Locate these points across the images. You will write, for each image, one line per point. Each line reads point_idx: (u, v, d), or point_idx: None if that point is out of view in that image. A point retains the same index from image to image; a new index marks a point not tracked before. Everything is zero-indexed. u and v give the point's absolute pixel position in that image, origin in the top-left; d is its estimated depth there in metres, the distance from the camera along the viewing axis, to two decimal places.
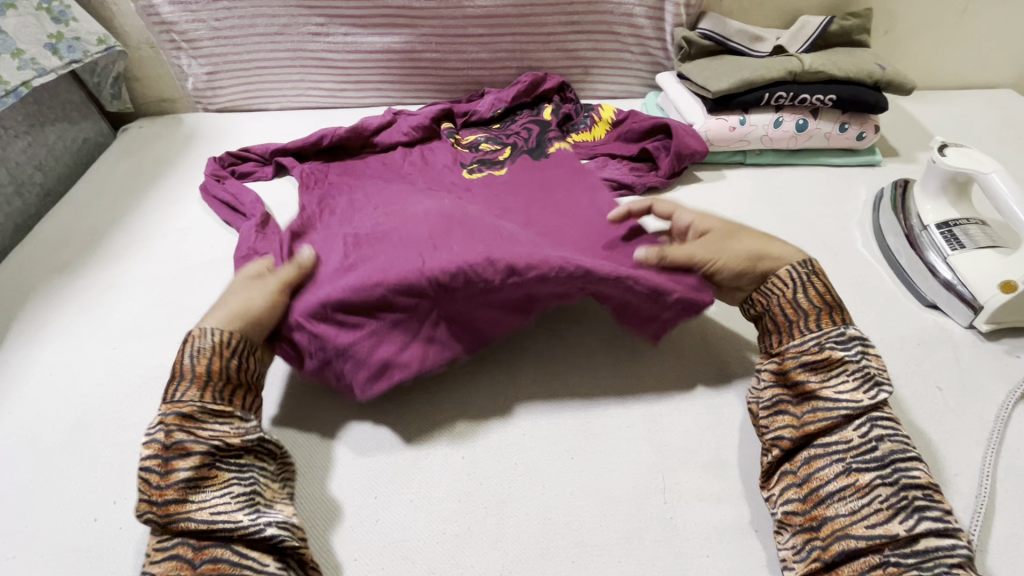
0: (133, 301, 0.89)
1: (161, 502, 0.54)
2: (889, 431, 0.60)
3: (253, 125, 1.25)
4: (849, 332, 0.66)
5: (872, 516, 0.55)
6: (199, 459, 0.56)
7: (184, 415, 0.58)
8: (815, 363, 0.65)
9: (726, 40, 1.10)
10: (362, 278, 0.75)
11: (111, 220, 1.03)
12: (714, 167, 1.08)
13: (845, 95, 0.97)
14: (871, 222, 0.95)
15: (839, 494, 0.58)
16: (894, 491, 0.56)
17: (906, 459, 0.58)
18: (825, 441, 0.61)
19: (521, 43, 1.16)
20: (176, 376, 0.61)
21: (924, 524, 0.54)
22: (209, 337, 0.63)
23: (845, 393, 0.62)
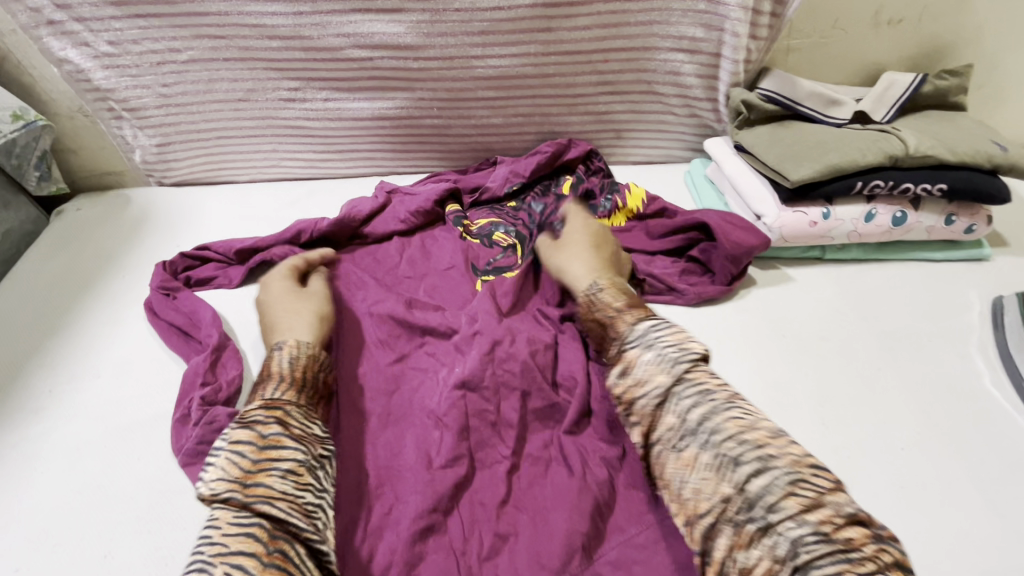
0: (53, 481, 0.68)
1: (249, 484, 0.51)
2: (695, 398, 0.53)
3: (217, 204, 1.03)
4: (639, 325, 0.62)
5: (706, 489, 0.49)
6: (293, 459, 0.55)
7: (282, 414, 0.58)
8: (619, 369, 0.59)
9: (796, 104, 0.90)
10: (378, 505, 0.61)
11: (32, 351, 0.81)
12: (786, 264, 0.87)
13: (959, 184, 0.78)
14: (996, 346, 0.76)
15: (681, 475, 0.51)
16: (715, 453, 0.50)
17: (714, 419, 0.51)
18: (657, 433, 0.54)
19: (541, 106, 0.95)
20: (265, 377, 0.63)
21: (745, 472, 0.47)
22: (303, 347, 0.67)
23: (650, 380, 0.56)
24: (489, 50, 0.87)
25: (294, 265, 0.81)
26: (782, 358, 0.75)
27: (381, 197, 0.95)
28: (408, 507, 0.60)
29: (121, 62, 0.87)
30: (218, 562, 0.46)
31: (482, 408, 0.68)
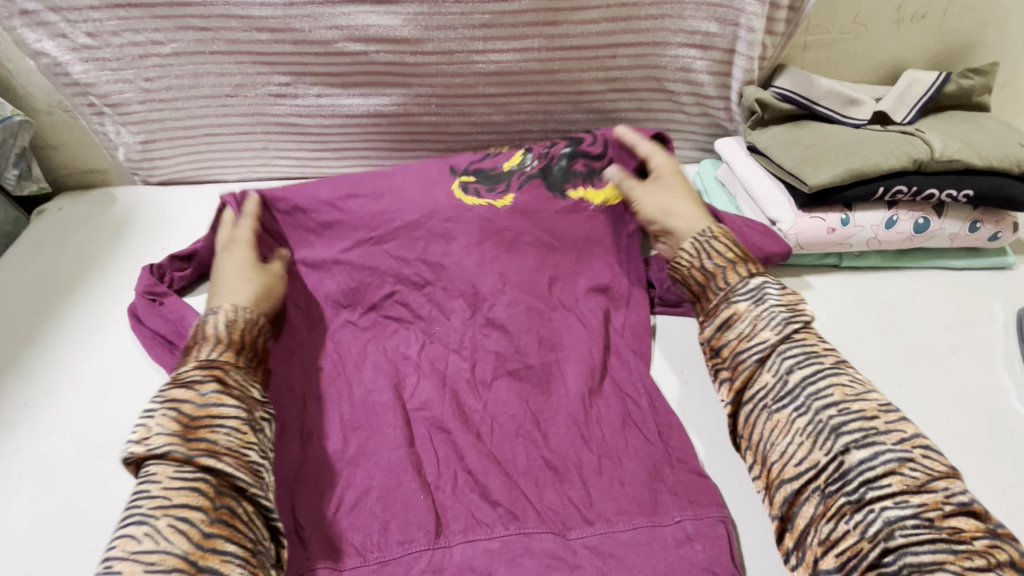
0: (28, 501, 0.64)
1: (192, 439, 0.52)
2: (800, 359, 0.54)
3: (205, 204, 0.99)
4: (757, 279, 0.61)
5: (798, 454, 0.51)
6: (235, 417, 0.55)
7: (220, 374, 0.59)
8: (722, 321, 0.60)
9: (812, 103, 0.85)
10: (358, 439, 0.67)
11: (10, 361, 0.77)
12: (801, 271, 0.83)
13: (986, 190, 0.73)
14: (1022, 361, 0.72)
15: (773, 439, 0.53)
16: (811, 420, 0.51)
17: (819, 384, 0.52)
18: (750, 391, 0.56)
19: (545, 104, 0.90)
20: (201, 340, 0.63)
21: (842, 442, 0.49)
22: (240, 312, 0.66)
23: (756, 338, 0.57)
24: (491, 44, 0.82)
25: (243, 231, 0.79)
26: None
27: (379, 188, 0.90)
28: (383, 440, 0.66)
29: (100, 55, 0.82)
30: (162, 515, 0.47)
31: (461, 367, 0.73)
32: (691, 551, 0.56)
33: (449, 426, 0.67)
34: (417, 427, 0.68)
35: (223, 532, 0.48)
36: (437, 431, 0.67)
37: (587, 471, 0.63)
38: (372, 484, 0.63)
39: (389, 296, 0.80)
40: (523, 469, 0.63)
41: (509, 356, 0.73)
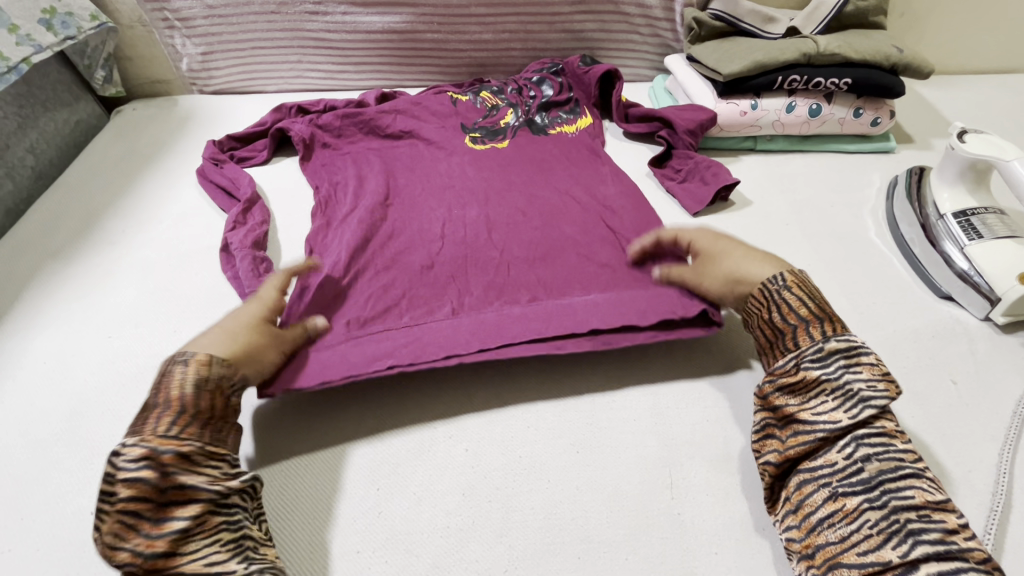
0: (129, 290, 0.86)
1: (148, 553, 0.49)
2: (878, 449, 0.56)
3: (250, 107, 1.22)
4: (830, 346, 0.61)
5: (862, 544, 0.52)
6: (200, 506, 0.52)
7: (176, 454, 0.53)
8: (789, 384, 0.62)
9: (738, 21, 1.06)
10: (390, 280, 0.81)
11: (106, 206, 1.00)
12: (725, 152, 1.04)
13: (862, 79, 0.94)
14: (884, 209, 0.93)
15: (829, 519, 0.54)
16: (884, 515, 0.52)
17: (901, 482, 0.54)
18: (811, 462, 0.58)
19: (525, 23, 1.12)
20: (158, 405, 0.56)
21: (920, 550, 0.49)
22: (212, 365, 0.60)
23: (825, 414, 0.58)
24: None
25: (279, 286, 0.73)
26: (709, 217, 0.93)
27: (403, 104, 1.10)
28: (409, 284, 0.81)
29: None
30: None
31: (479, 232, 0.88)
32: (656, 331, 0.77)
33: (467, 270, 0.83)
34: (441, 271, 0.83)
35: None
36: (457, 274, 0.82)
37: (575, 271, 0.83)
38: (403, 288, 0.80)
39: (412, 170, 1.01)
40: (524, 267, 0.84)
41: (519, 224, 0.90)
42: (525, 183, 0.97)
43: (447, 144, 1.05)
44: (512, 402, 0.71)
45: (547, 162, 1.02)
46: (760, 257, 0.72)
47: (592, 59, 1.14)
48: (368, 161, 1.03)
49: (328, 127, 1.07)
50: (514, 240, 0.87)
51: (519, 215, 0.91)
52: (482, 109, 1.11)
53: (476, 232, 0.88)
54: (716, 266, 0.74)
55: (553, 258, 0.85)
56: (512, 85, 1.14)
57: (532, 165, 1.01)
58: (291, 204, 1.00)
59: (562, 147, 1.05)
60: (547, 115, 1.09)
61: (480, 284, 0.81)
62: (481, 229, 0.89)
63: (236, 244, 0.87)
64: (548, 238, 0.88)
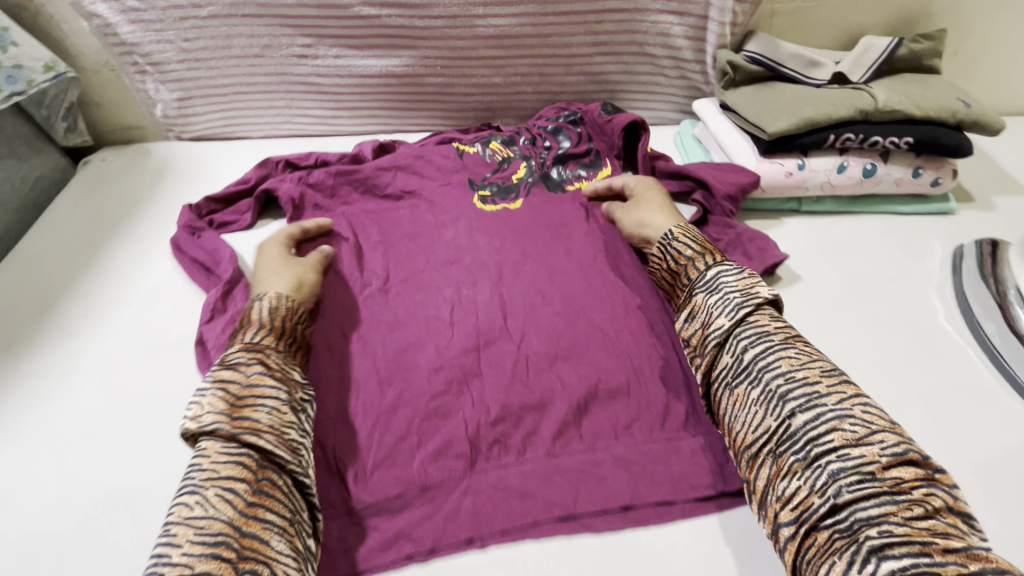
0: (91, 393, 0.74)
1: (235, 416, 0.58)
2: (753, 337, 0.64)
3: (233, 157, 1.09)
4: (713, 271, 0.72)
5: (754, 421, 0.60)
6: (274, 398, 0.61)
7: (262, 356, 0.65)
8: (688, 313, 0.71)
9: (778, 65, 0.95)
10: (393, 389, 0.72)
11: (68, 282, 0.88)
12: (765, 214, 0.93)
13: (925, 138, 0.83)
14: (952, 287, 0.82)
15: (733, 410, 0.63)
16: (761, 390, 0.60)
17: (767, 358, 0.62)
18: (714, 371, 0.66)
19: (539, 66, 1.01)
20: (245, 323, 0.69)
21: (790, 408, 0.57)
22: (281, 299, 0.72)
23: (713, 324, 0.67)
24: (491, 10, 0.93)
25: (291, 235, 0.86)
26: None
27: (404, 156, 0.99)
28: (415, 392, 0.72)
29: (146, 18, 0.93)
30: (210, 485, 0.53)
31: (491, 319, 0.79)
32: (700, 459, 0.68)
33: (481, 372, 0.74)
34: (450, 373, 0.73)
35: (265, 502, 0.54)
36: (469, 377, 0.73)
37: (612, 398, 0.73)
38: (408, 399, 0.71)
39: (413, 237, 0.90)
40: (544, 365, 0.75)
41: (536, 310, 0.80)
42: (547, 270, 0.85)
43: (454, 206, 0.94)
44: (543, 554, 0.61)
45: (567, 227, 0.91)
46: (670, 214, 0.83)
47: (613, 105, 1.03)
48: (364, 226, 0.92)
49: (319, 186, 0.95)
50: (532, 331, 0.78)
51: (536, 299, 0.82)
52: (492, 163, 0.99)
53: (488, 320, 0.79)
54: (633, 215, 0.86)
55: (577, 356, 0.76)
56: (524, 133, 1.02)
57: (552, 236, 0.90)
58: None
59: (580, 211, 0.93)
60: (565, 170, 0.98)
61: (494, 391, 0.72)
62: (493, 315, 0.79)
63: (217, 341, 0.75)
64: (570, 328, 0.79)
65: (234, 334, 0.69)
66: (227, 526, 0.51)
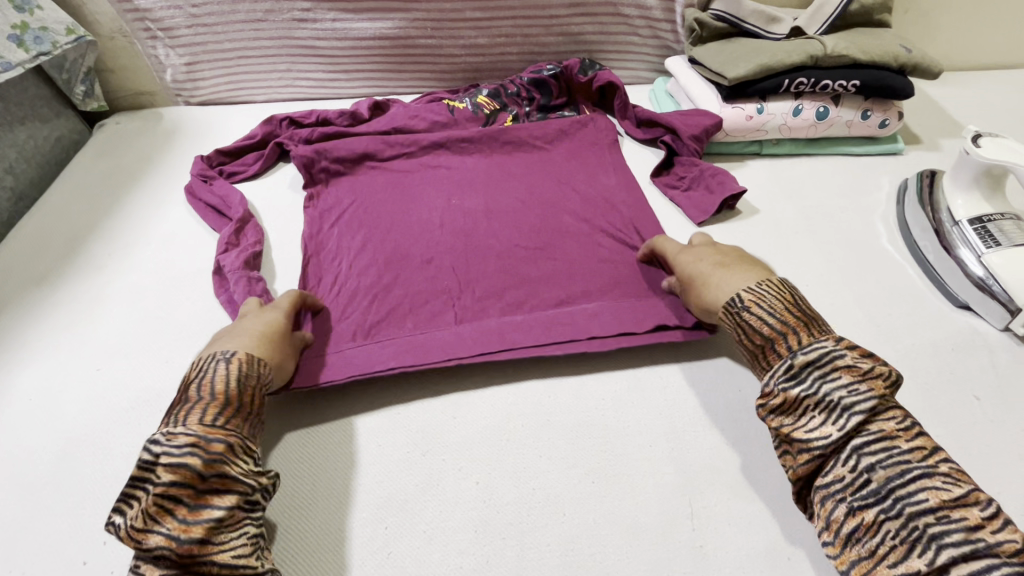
0: (119, 317, 0.82)
1: (183, 540, 0.50)
2: (880, 455, 0.53)
3: (239, 118, 1.17)
4: (800, 359, 0.59)
5: (890, 549, 0.50)
6: (232, 501, 0.53)
7: (223, 448, 0.54)
8: (775, 405, 0.59)
9: (741, 21, 1.03)
10: (391, 276, 0.84)
11: (91, 227, 0.96)
12: (731, 158, 1.01)
13: (871, 81, 0.92)
14: (896, 215, 0.91)
15: (854, 534, 0.52)
16: (893, 504, 0.51)
17: (906, 485, 0.51)
18: (823, 479, 0.56)
19: (522, 27, 1.09)
20: (203, 397, 0.58)
21: (912, 505, 0.50)
22: (239, 355, 0.62)
23: (816, 430, 0.56)
24: None
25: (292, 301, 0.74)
26: (716, 227, 0.90)
27: (403, 112, 1.08)
28: (408, 279, 0.84)
29: None
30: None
31: (473, 224, 0.92)
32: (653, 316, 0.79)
33: (466, 266, 0.86)
34: (439, 267, 0.86)
35: None
36: (456, 270, 0.86)
37: (570, 264, 0.86)
38: (402, 285, 0.83)
39: (412, 164, 1.02)
40: (522, 257, 0.87)
41: (517, 217, 0.93)
42: (521, 167, 1.01)
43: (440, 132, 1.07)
44: (523, 431, 0.68)
45: (545, 150, 1.04)
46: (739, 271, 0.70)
47: (590, 61, 1.11)
48: (364, 143, 1.02)
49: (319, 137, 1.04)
50: (511, 232, 0.91)
51: (515, 209, 0.94)
52: (481, 118, 1.09)
53: (474, 223, 0.92)
54: (700, 293, 0.71)
55: (548, 249, 0.88)
56: (509, 86, 1.11)
57: (533, 159, 1.02)
58: (285, 221, 0.96)
59: (553, 128, 1.05)
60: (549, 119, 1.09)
61: (478, 280, 0.84)
62: (479, 221, 0.92)
63: (229, 269, 0.83)
64: (543, 228, 0.91)
65: (175, 407, 0.58)
66: None
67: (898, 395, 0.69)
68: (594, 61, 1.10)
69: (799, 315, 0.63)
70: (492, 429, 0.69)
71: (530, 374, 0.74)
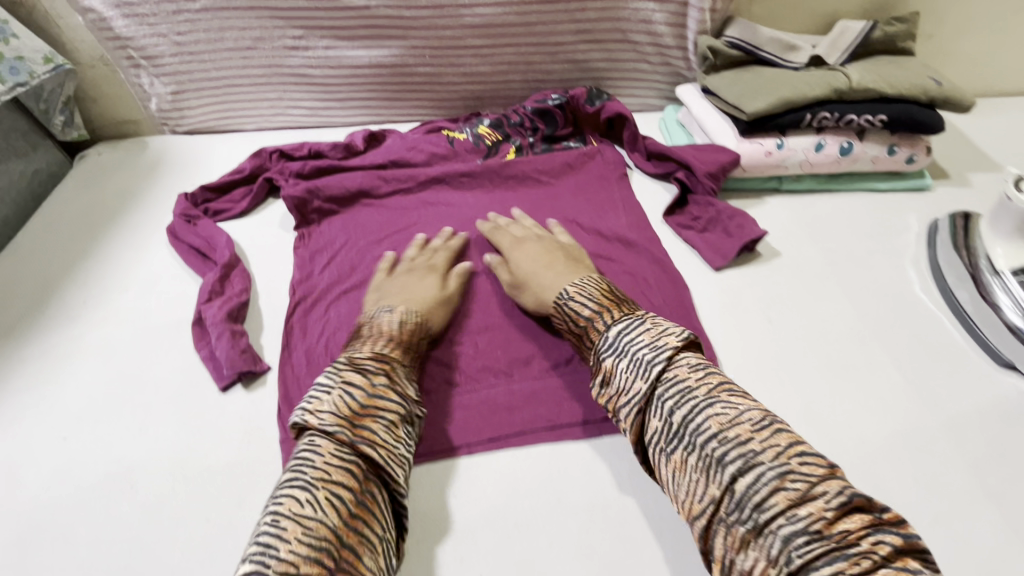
0: (90, 376, 0.76)
1: (355, 424, 0.57)
2: (726, 428, 0.53)
3: (228, 148, 1.11)
4: (615, 329, 0.64)
5: (697, 491, 0.52)
6: (394, 411, 0.61)
7: (389, 368, 0.65)
8: (601, 380, 0.63)
9: (757, 49, 0.97)
10: None
11: (66, 271, 0.90)
12: (748, 194, 0.96)
13: (899, 115, 0.86)
14: (928, 260, 0.85)
15: (671, 478, 0.55)
16: (721, 469, 0.51)
17: (695, 419, 0.54)
18: (647, 438, 0.58)
19: (526, 54, 1.03)
20: (373, 333, 0.69)
21: (732, 468, 0.50)
22: (410, 316, 0.72)
23: (631, 388, 0.59)
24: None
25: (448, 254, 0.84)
26: (735, 272, 0.84)
27: (400, 144, 1.03)
28: None
29: (139, 11, 0.95)
30: (298, 555, 0.47)
31: (471, 270, 0.86)
32: None
33: (466, 318, 0.80)
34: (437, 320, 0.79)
35: (365, 515, 0.53)
36: (456, 324, 0.79)
37: None
38: None
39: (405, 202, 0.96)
40: (526, 308, 0.81)
41: None
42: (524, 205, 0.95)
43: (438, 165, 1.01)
44: (531, 512, 0.62)
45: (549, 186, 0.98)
46: (561, 271, 0.75)
47: (598, 90, 1.05)
48: (358, 180, 0.95)
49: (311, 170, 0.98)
50: None
51: None
52: (481, 149, 1.03)
53: (473, 269, 0.86)
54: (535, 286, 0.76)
55: None
56: (511, 115, 1.05)
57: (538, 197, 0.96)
58: (273, 264, 0.90)
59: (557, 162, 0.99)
60: (554, 149, 1.04)
61: (480, 336, 0.78)
62: (479, 266, 0.86)
63: (211, 322, 0.77)
64: None
65: (354, 339, 0.69)
66: (331, 534, 0.50)
67: (942, 471, 0.62)
68: (604, 91, 1.05)
69: (614, 296, 0.69)
70: (496, 509, 0.62)
71: (537, 443, 0.67)
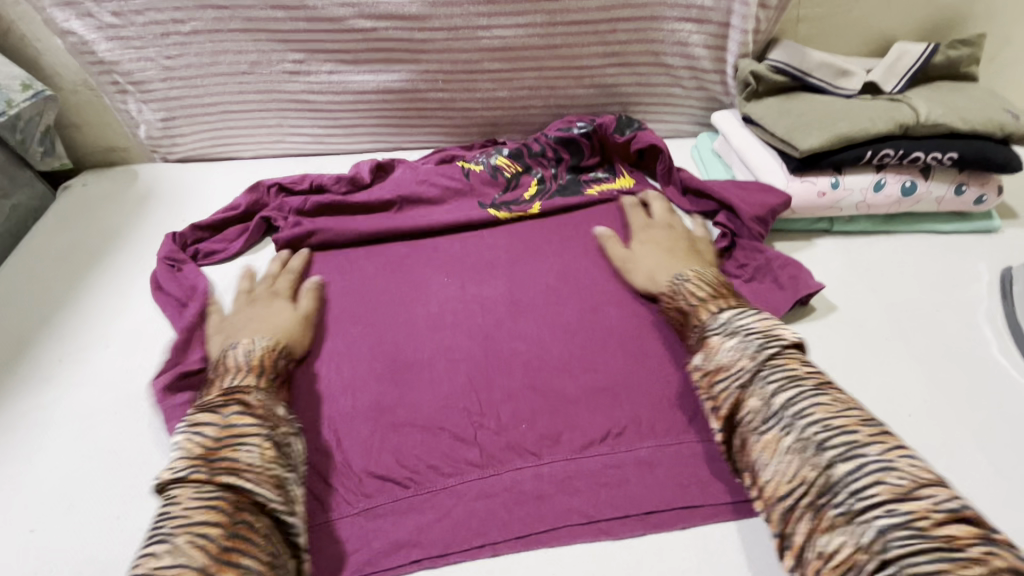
0: (63, 451, 0.67)
1: (212, 460, 0.52)
2: (837, 431, 0.48)
3: (223, 179, 1.02)
4: (723, 314, 0.63)
5: (791, 472, 0.48)
6: (255, 435, 0.55)
7: (241, 397, 0.59)
8: (701, 356, 0.60)
9: (806, 74, 0.88)
10: (397, 399, 0.69)
11: (40, 323, 0.81)
12: (796, 235, 0.86)
13: (970, 153, 0.77)
14: (1004, 314, 0.75)
15: (760, 456, 0.51)
16: (810, 446, 0.48)
17: (800, 403, 0.51)
18: (738, 418, 0.54)
19: (548, 79, 0.94)
20: (232, 368, 0.64)
21: (829, 455, 0.47)
22: (257, 343, 0.67)
23: (734, 365, 0.56)
24: (495, 19, 0.86)
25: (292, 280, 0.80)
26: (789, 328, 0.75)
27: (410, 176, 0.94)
28: (415, 404, 0.69)
29: (125, 34, 0.87)
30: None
31: (490, 323, 0.77)
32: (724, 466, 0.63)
33: (487, 383, 0.71)
34: (454, 385, 0.71)
35: (240, 546, 0.47)
36: (475, 390, 0.70)
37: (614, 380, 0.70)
38: (410, 414, 0.68)
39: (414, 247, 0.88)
40: (554, 370, 0.72)
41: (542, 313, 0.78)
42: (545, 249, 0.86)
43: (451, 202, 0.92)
44: None
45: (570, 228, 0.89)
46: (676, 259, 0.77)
47: (626, 117, 0.97)
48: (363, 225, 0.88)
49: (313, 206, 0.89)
50: (539, 334, 0.75)
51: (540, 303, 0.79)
52: (500, 181, 0.94)
53: (492, 323, 0.77)
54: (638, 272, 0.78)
55: (585, 360, 0.72)
56: (532, 143, 0.96)
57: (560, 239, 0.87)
58: None
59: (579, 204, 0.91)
60: (579, 180, 0.95)
61: (501, 404, 0.69)
62: (498, 319, 0.77)
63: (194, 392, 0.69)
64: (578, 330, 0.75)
65: (212, 380, 0.63)
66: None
67: None
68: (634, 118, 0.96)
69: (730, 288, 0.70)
70: None
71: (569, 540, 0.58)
